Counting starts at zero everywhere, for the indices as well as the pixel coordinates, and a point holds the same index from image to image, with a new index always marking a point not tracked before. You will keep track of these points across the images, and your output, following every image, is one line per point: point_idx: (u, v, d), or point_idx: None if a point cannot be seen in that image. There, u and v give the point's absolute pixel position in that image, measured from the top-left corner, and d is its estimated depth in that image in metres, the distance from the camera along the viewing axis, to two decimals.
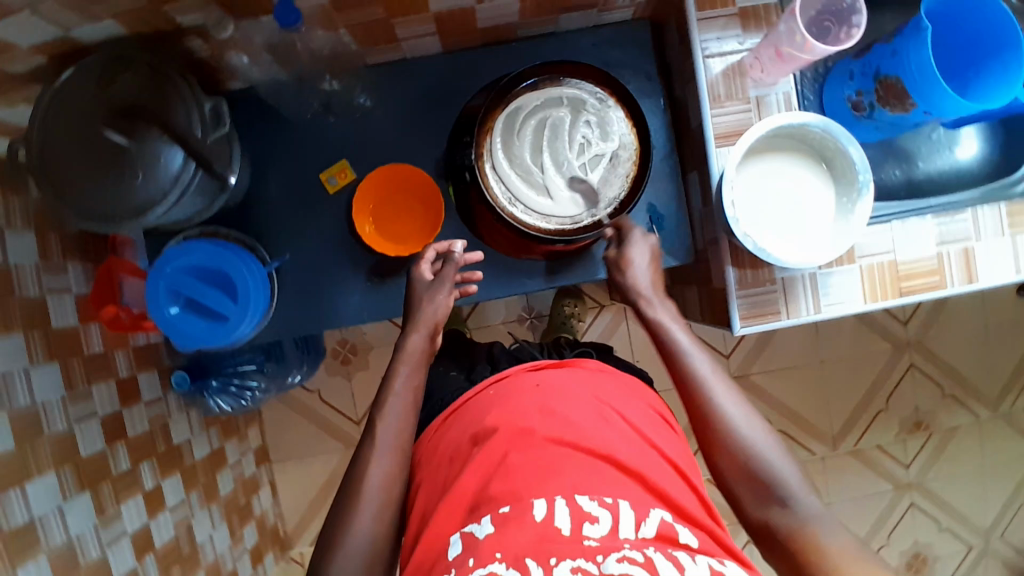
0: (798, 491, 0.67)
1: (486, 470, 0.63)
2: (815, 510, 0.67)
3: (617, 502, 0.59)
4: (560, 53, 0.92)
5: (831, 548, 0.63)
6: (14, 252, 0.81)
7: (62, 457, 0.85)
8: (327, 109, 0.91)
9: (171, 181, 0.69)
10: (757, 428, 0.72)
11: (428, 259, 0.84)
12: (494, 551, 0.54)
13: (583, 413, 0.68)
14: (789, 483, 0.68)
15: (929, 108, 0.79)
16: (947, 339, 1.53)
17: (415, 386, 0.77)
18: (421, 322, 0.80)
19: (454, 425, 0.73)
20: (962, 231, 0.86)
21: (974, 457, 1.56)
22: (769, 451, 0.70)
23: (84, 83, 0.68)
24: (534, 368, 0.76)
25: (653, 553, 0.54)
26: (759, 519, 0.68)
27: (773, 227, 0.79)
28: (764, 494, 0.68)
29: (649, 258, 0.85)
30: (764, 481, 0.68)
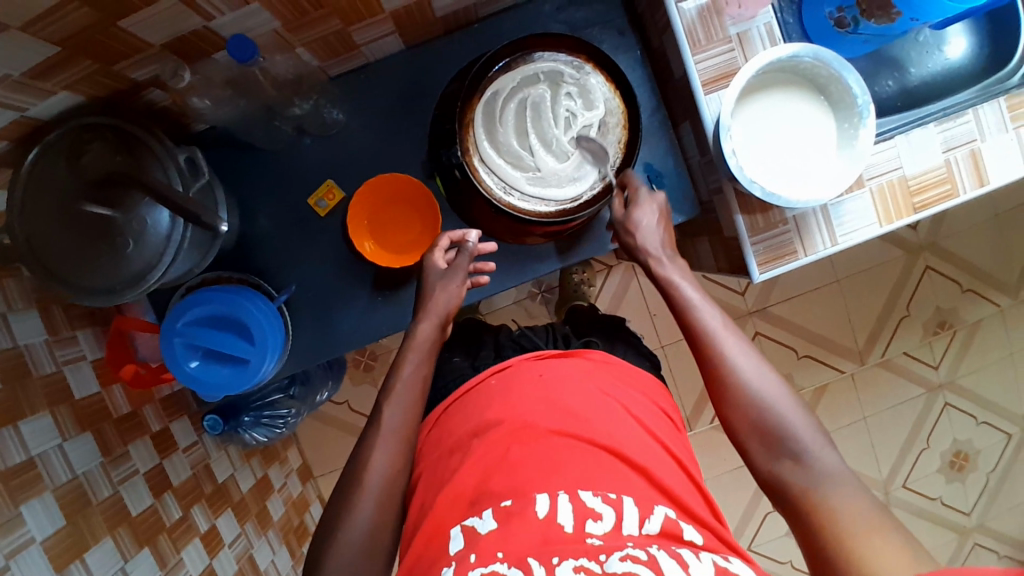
0: (814, 447, 0.66)
1: (487, 465, 0.63)
2: (831, 466, 0.64)
3: (620, 499, 0.58)
4: (526, 26, 0.88)
5: (841, 506, 0.62)
6: (22, 335, 0.80)
7: (115, 521, 0.86)
8: (300, 131, 0.88)
9: (164, 243, 0.68)
10: (772, 383, 0.70)
11: (441, 247, 0.82)
12: (495, 551, 0.54)
13: (590, 405, 0.67)
14: (802, 438, 0.66)
15: (915, 14, 0.76)
16: (959, 234, 1.52)
17: (423, 374, 0.76)
18: (430, 311, 0.79)
19: (456, 415, 0.72)
20: (968, 132, 0.82)
21: (1001, 345, 1.56)
22: (783, 407, 0.68)
23: (52, 161, 0.66)
24: (538, 358, 0.75)
25: (656, 551, 0.53)
26: (771, 475, 0.67)
27: (780, 166, 0.77)
28: (777, 450, 0.67)
29: (659, 219, 0.78)
30: (777, 437, 0.67)
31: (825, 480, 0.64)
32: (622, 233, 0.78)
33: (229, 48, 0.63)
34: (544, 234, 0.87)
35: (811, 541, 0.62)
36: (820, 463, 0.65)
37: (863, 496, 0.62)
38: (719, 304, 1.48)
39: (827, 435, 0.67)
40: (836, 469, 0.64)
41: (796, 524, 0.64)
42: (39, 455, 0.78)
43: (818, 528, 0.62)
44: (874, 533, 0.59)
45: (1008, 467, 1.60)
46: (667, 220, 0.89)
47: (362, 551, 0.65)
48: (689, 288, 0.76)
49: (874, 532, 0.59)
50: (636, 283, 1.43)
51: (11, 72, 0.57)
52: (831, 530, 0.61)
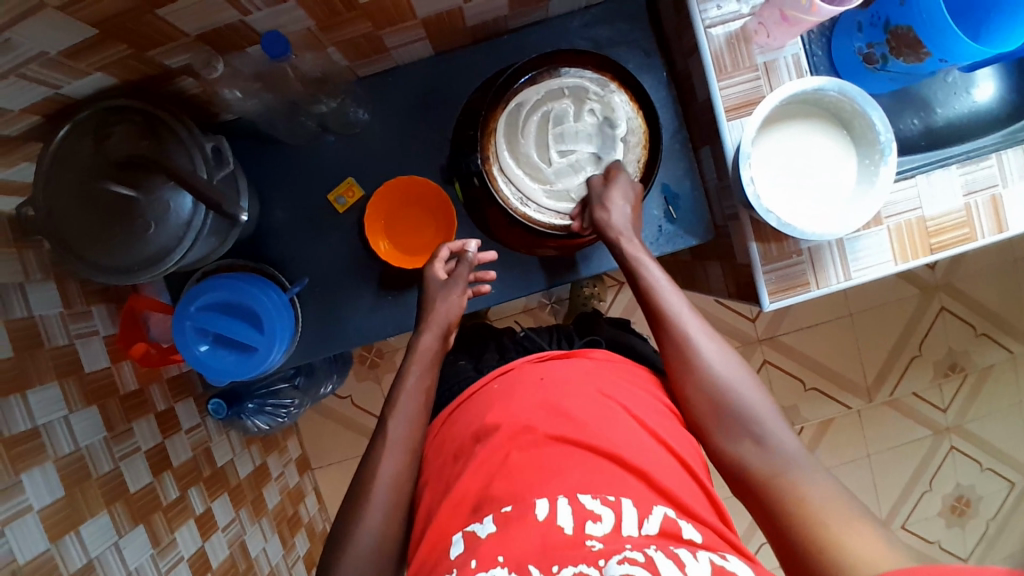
0: (777, 432, 0.66)
1: (490, 468, 0.63)
2: (794, 453, 0.64)
3: (619, 501, 0.58)
4: (554, 40, 0.89)
5: (808, 490, 0.61)
6: (37, 305, 0.82)
7: (112, 496, 0.87)
8: (324, 127, 0.89)
9: (183, 227, 0.70)
10: (732, 363, 0.70)
11: (441, 259, 0.84)
12: (495, 555, 0.54)
13: (589, 410, 0.66)
14: (764, 422, 0.66)
15: (944, 56, 0.75)
16: (976, 278, 1.50)
17: (427, 385, 0.77)
18: (433, 322, 0.80)
19: (459, 420, 0.72)
20: (989, 177, 0.83)
21: (1011, 393, 1.54)
22: (743, 386, 0.68)
23: (81, 140, 0.68)
24: (540, 361, 0.75)
25: (654, 551, 0.53)
26: (730, 457, 0.67)
27: (778, 169, 0.77)
28: (736, 431, 0.67)
29: (626, 202, 0.78)
30: (740, 421, 0.67)
31: (787, 465, 0.63)
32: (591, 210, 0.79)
33: (264, 43, 0.65)
34: (557, 247, 0.88)
35: (786, 538, 0.60)
36: (781, 448, 0.65)
37: (826, 480, 0.62)
38: (728, 329, 1.47)
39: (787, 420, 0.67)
40: (798, 454, 0.64)
41: (761, 510, 0.64)
42: (43, 424, 0.80)
43: (788, 512, 0.60)
44: (843, 523, 0.57)
45: (1011, 517, 1.58)
46: (680, 241, 0.89)
47: (350, 548, 0.65)
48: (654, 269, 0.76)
49: (843, 517, 0.58)
50: None
51: (47, 50, 0.59)
52: (804, 518, 0.59)
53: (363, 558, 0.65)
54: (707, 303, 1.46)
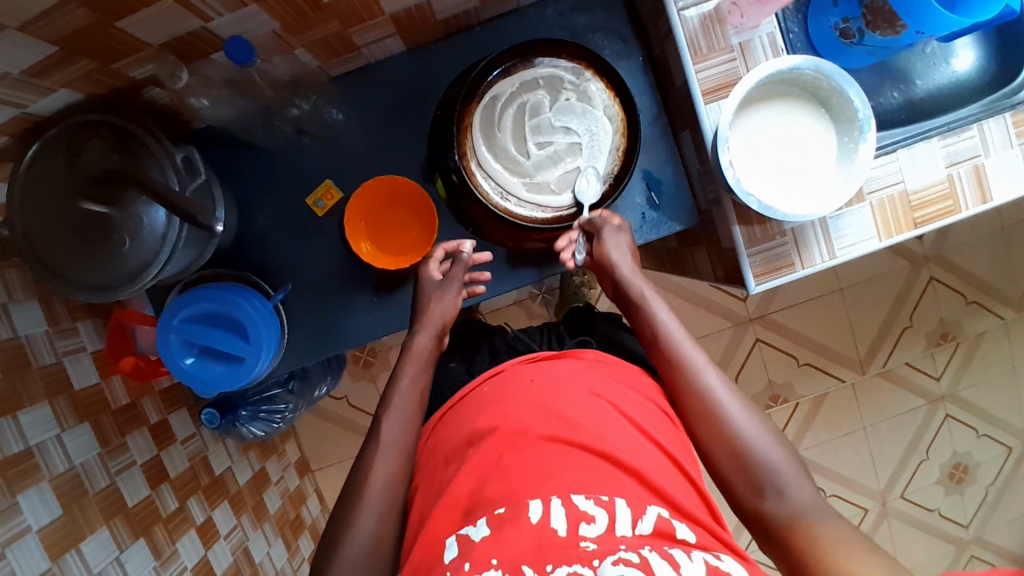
0: (790, 479, 0.66)
1: (482, 470, 0.62)
2: (808, 499, 0.65)
3: (613, 501, 0.58)
4: (527, 30, 0.87)
5: (829, 539, 0.61)
6: (23, 326, 0.81)
7: (111, 511, 0.87)
8: (300, 131, 0.88)
9: (159, 241, 0.69)
10: (742, 412, 0.70)
11: (437, 259, 0.84)
12: (489, 558, 0.55)
13: (582, 410, 0.66)
14: (778, 472, 0.66)
15: (920, 27, 0.75)
16: (965, 247, 1.50)
17: (421, 385, 0.77)
18: (427, 322, 0.80)
19: (451, 424, 0.72)
20: (971, 148, 0.82)
21: (1003, 359, 1.55)
22: (755, 435, 0.68)
23: (51, 158, 0.66)
24: (531, 361, 0.75)
25: (648, 552, 0.53)
26: (749, 509, 0.67)
27: (770, 180, 0.76)
28: (752, 484, 0.67)
29: (632, 246, 0.81)
30: (757, 472, 0.66)
31: (803, 516, 0.64)
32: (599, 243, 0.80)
33: (228, 49, 0.64)
34: (542, 240, 0.87)
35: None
36: (795, 500, 0.65)
37: (842, 527, 0.62)
38: (719, 310, 1.47)
39: (800, 468, 0.67)
40: (811, 505, 0.65)
41: (786, 563, 0.63)
42: (36, 445, 0.79)
43: (811, 565, 0.60)
44: (856, 555, 0.58)
45: (1007, 481, 1.59)
46: (665, 227, 0.88)
47: (347, 554, 0.65)
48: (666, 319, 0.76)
49: (861, 562, 0.58)
50: None
51: (9, 70, 0.57)
52: (824, 568, 0.59)
53: (361, 563, 0.65)
54: (697, 284, 1.46)
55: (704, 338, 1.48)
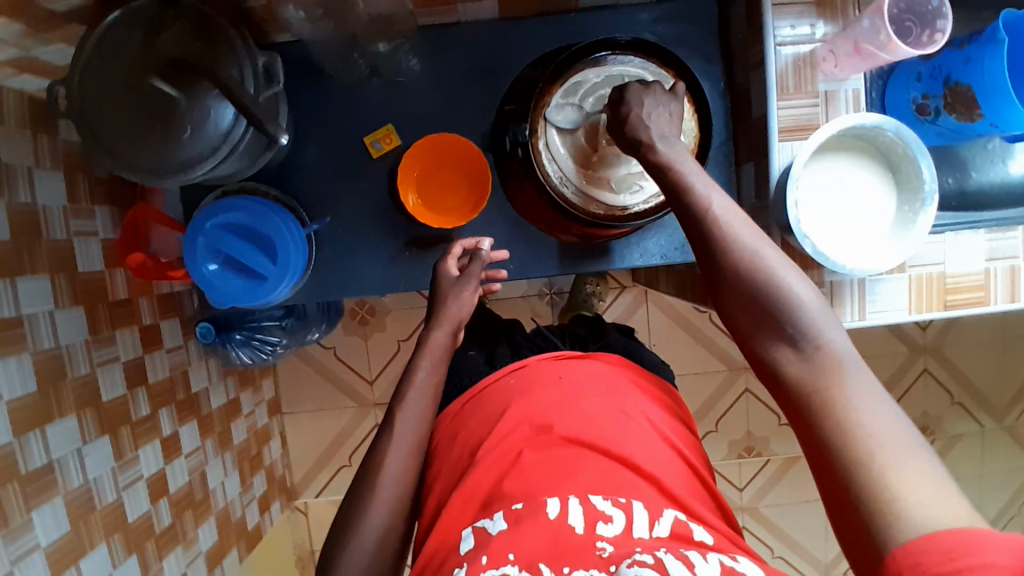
0: (822, 325, 0.55)
1: (501, 466, 0.64)
2: (838, 346, 0.54)
3: (630, 503, 0.59)
4: (620, 29, 0.88)
5: (858, 403, 0.51)
6: (42, 194, 0.81)
7: (84, 401, 0.85)
8: (373, 71, 0.87)
9: (219, 139, 0.68)
10: (775, 255, 0.59)
11: (455, 255, 0.83)
12: (507, 553, 0.56)
13: (603, 411, 0.68)
14: (808, 318, 0.56)
15: (996, 121, 0.76)
16: (962, 348, 1.53)
17: (436, 380, 0.75)
18: (445, 318, 0.78)
19: (473, 411, 0.73)
20: (1012, 248, 0.84)
21: (973, 465, 1.57)
22: (789, 278, 0.57)
23: (133, 30, 0.66)
24: (556, 358, 0.76)
25: (663, 554, 0.53)
26: (767, 364, 0.57)
27: (825, 217, 0.77)
28: (776, 330, 0.57)
29: (657, 109, 0.70)
30: (778, 322, 0.56)
31: (835, 367, 0.53)
32: (630, 117, 0.69)
33: None
34: (580, 235, 0.88)
35: (823, 455, 0.51)
36: (828, 345, 0.55)
37: (878, 393, 0.52)
38: (717, 352, 1.49)
39: (839, 321, 0.56)
40: (847, 358, 0.54)
41: (801, 426, 0.54)
42: (28, 315, 0.77)
43: (830, 429, 0.51)
44: (900, 464, 0.47)
45: None
46: None
47: None
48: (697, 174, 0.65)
49: (894, 448, 0.48)
50: (644, 309, 1.46)
51: None
52: (847, 437, 0.50)
53: None
54: (701, 320, 1.47)
55: (694, 375, 1.49)
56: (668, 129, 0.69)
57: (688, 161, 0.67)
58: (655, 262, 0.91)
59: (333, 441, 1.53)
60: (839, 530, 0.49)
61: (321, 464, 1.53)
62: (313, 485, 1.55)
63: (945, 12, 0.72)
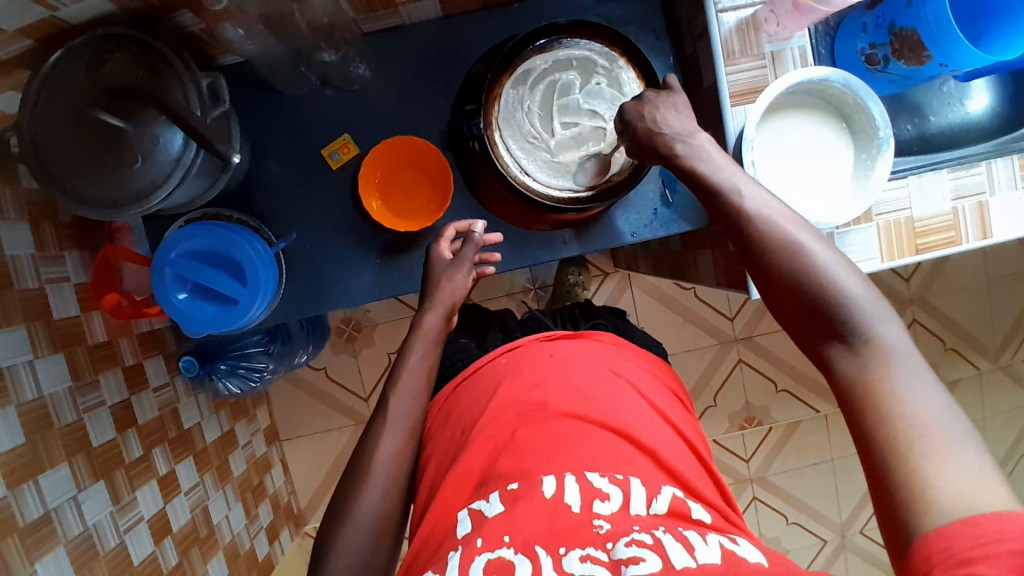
0: (876, 320, 0.55)
1: (496, 445, 0.65)
2: (893, 342, 0.54)
3: (627, 479, 0.60)
4: (564, 13, 0.88)
5: (908, 394, 0.51)
6: (9, 244, 0.80)
7: (74, 448, 0.84)
8: (324, 82, 0.87)
9: (173, 164, 0.68)
10: (825, 251, 0.59)
11: (448, 238, 0.83)
12: (502, 535, 0.55)
13: (598, 387, 0.69)
14: (859, 310, 0.56)
15: (945, 60, 0.77)
16: (948, 294, 1.54)
17: (429, 364, 0.76)
18: (438, 300, 0.79)
19: (466, 393, 0.74)
20: (977, 184, 0.84)
21: (974, 409, 1.58)
22: (836, 272, 0.57)
23: (74, 66, 0.66)
24: (549, 338, 0.77)
25: (662, 535, 0.53)
26: (818, 359, 0.57)
27: (789, 177, 0.78)
28: (826, 326, 0.57)
29: (683, 112, 0.70)
30: (829, 318, 0.56)
31: (885, 361, 0.53)
32: (642, 133, 0.71)
33: None
34: (552, 223, 0.88)
35: (866, 444, 0.51)
36: (878, 338, 0.54)
37: (934, 387, 0.51)
38: (706, 325, 1.48)
39: (892, 314, 0.55)
40: (900, 351, 0.54)
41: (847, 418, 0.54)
42: (7, 367, 0.76)
43: (872, 416, 0.51)
44: (943, 454, 0.47)
45: None
46: (674, 226, 0.91)
47: None
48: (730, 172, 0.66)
49: (940, 437, 0.48)
50: (629, 293, 1.46)
51: None
52: (888, 424, 0.50)
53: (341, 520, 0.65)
54: (688, 298, 1.48)
55: (687, 352, 1.49)
56: (694, 129, 0.69)
57: (716, 155, 0.67)
58: (629, 242, 0.91)
59: (335, 461, 1.52)
60: (880, 517, 0.49)
61: (327, 485, 1.52)
62: (321, 508, 1.53)
63: None
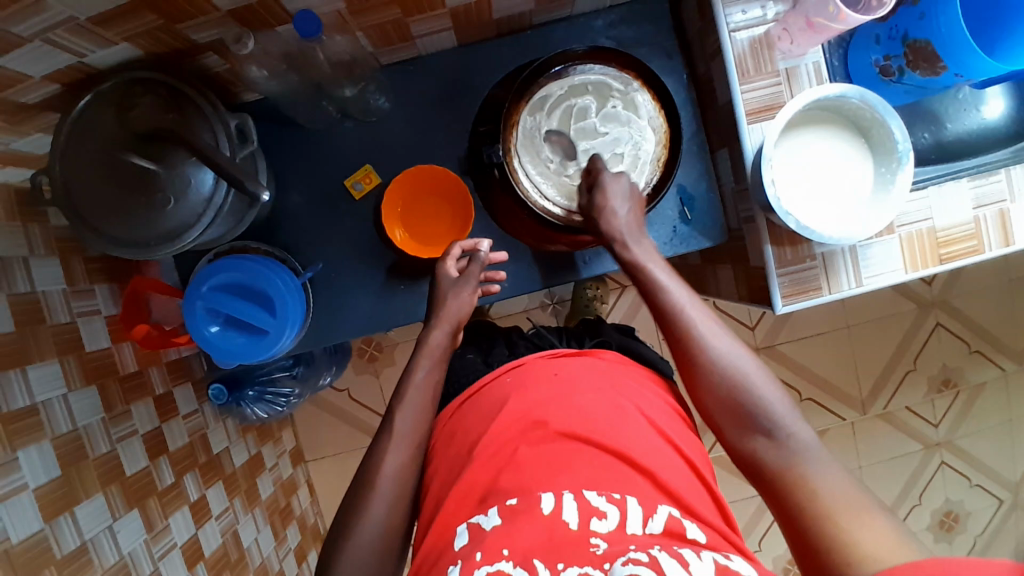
0: (785, 422, 0.65)
1: (497, 463, 0.66)
2: (800, 440, 0.64)
3: (624, 498, 0.61)
4: (576, 38, 0.90)
5: (821, 480, 0.61)
6: (41, 281, 0.82)
7: (108, 478, 0.86)
8: (343, 114, 0.89)
9: (204, 204, 0.70)
10: (735, 355, 0.69)
11: (454, 256, 0.84)
12: (501, 548, 0.57)
13: (600, 405, 0.70)
14: (776, 412, 0.66)
15: (960, 70, 0.77)
16: (972, 296, 1.52)
17: (435, 379, 0.77)
18: (443, 318, 0.80)
19: (471, 410, 0.75)
20: (998, 192, 0.84)
21: (1001, 410, 1.55)
22: (753, 381, 0.67)
23: (104, 111, 0.68)
24: (552, 356, 0.78)
25: (657, 552, 0.55)
26: (746, 451, 0.67)
27: (809, 193, 0.79)
28: (748, 426, 0.66)
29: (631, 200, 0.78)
30: (749, 416, 0.66)
31: (799, 455, 0.63)
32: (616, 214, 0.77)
33: (296, 23, 0.65)
34: (569, 244, 0.88)
35: (806, 535, 0.59)
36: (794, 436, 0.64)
37: (837, 472, 0.62)
38: None
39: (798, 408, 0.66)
40: (810, 445, 0.64)
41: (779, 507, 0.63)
42: (42, 402, 0.78)
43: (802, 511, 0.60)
44: (863, 523, 0.56)
45: (998, 534, 1.58)
46: (693, 242, 0.91)
47: (354, 537, 0.66)
48: (675, 288, 0.74)
49: (847, 505, 0.58)
50: (647, 305, 1.46)
51: (77, 15, 0.58)
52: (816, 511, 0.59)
53: (372, 547, 0.66)
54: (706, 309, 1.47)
55: None
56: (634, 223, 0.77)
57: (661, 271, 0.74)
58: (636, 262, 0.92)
59: None
60: (796, 556, 0.60)
61: None
62: None
63: None
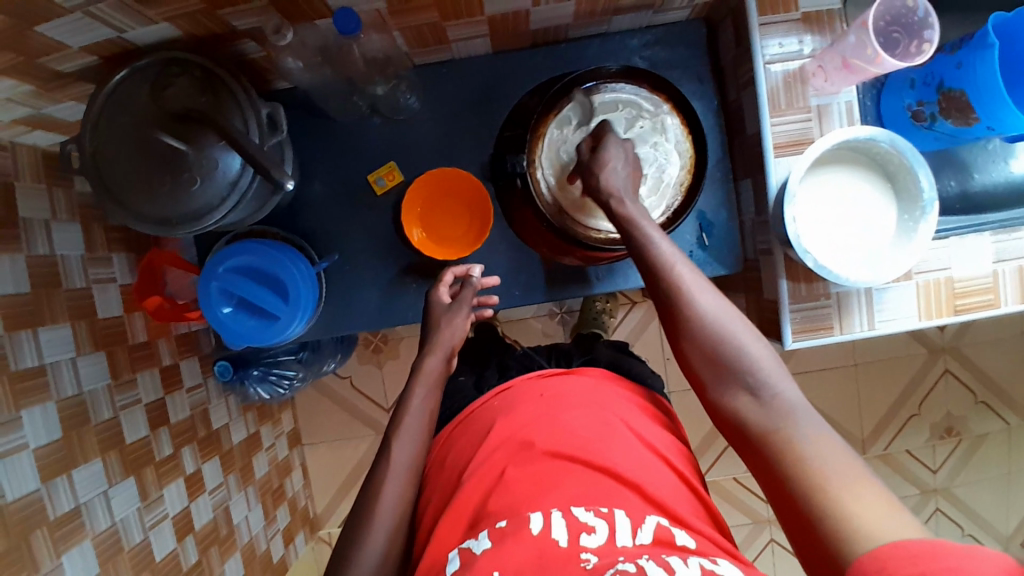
0: (772, 381, 0.63)
1: (487, 485, 0.67)
2: (788, 399, 0.62)
3: (612, 512, 0.61)
4: (610, 55, 0.90)
5: (808, 442, 0.58)
6: (60, 245, 0.83)
7: (107, 444, 0.87)
8: (372, 110, 0.90)
9: (229, 187, 0.71)
10: (721, 309, 0.66)
11: (446, 283, 0.85)
12: (492, 570, 0.56)
13: (585, 423, 0.70)
14: (762, 370, 0.64)
15: (992, 122, 0.77)
16: (984, 346, 1.51)
17: (430, 407, 0.76)
18: (437, 345, 0.79)
19: (465, 434, 0.76)
20: (1018, 249, 0.83)
21: (1002, 464, 1.54)
22: (739, 335, 0.65)
23: (139, 89, 0.69)
24: (541, 376, 0.79)
25: (644, 561, 0.55)
26: (729, 409, 0.65)
27: (829, 232, 0.79)
28: (732, 380, 0.65)
29: (628, 167, 0.78)
30: (731, 369, 0.64)
31: (786, 414, 0.61)
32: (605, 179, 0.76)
33: (335, 18, 0.66)
34: (581, 258, 0.88)
35: (793, 502, 0.56)
36: (781, 396, 0.62)
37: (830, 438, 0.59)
38: None
39: (786, 365, 0.64)
40: (796, 405, 0.62)
41: (764, 469, 0.61)
42: (50, 363, 0.80)
43: (786, 474, 0.58)
44: (849, 491, 0.54)
45: None
46: (710, 268, 0.91)
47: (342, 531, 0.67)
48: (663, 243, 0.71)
49: (838, 473, 0.56)
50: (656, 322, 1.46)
51: None
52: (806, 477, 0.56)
53: (356, 542, 0.67)
54: None
55: None
56: (631, 185, 0.76)
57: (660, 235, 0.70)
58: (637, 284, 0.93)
59: (353, 469, 1.54)
60: (782, 523, 0.58)
61: (343, 493, 1.54)
62: (336, 515, 1.55)
63: (931, 22, 0.72)
